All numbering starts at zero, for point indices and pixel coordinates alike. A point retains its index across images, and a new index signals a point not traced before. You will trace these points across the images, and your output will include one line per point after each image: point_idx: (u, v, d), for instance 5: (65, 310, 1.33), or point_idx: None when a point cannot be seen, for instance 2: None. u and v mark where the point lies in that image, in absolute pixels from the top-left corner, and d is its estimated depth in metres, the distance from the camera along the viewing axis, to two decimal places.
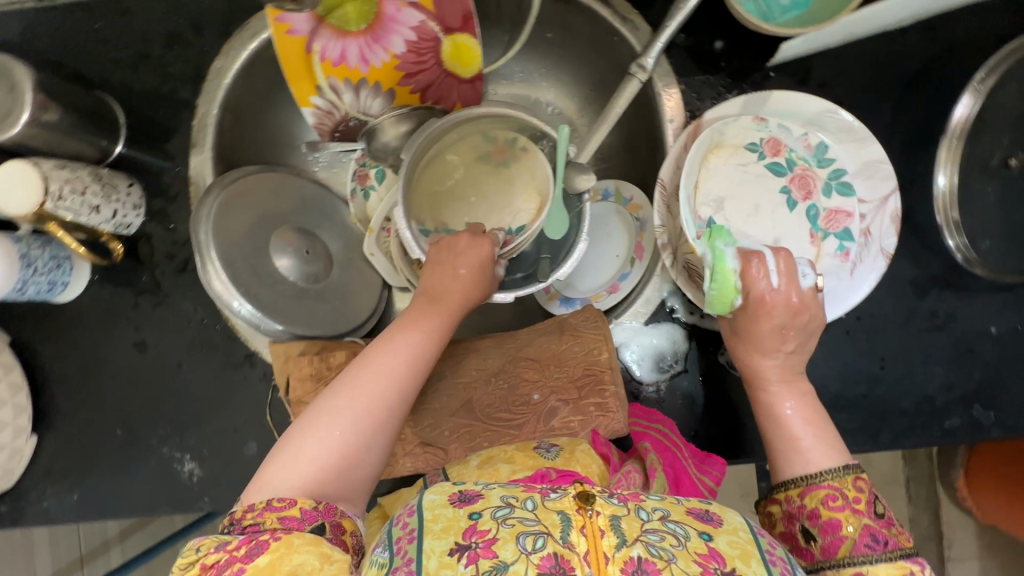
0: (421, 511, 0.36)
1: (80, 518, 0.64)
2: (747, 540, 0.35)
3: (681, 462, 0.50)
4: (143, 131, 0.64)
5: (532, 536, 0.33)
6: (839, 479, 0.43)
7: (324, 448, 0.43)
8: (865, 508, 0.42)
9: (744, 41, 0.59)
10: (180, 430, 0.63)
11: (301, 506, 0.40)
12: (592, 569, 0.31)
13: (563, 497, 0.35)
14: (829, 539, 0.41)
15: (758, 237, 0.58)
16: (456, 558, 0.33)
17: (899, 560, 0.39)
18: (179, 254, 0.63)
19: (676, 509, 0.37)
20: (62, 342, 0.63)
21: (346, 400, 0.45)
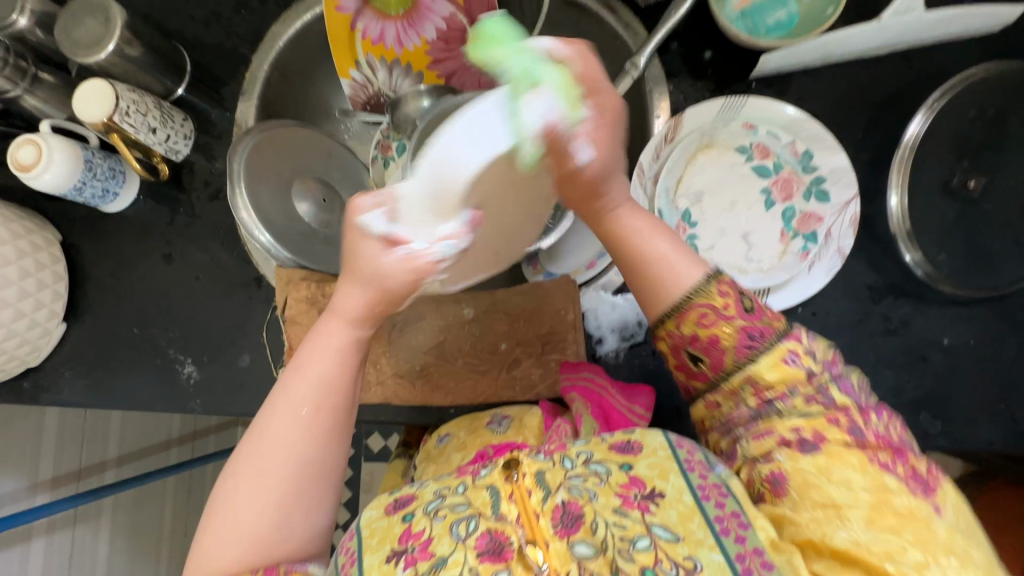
0: (359, 530, 0.41)
1: (88, 402, 0.71)
2: (665, 457, 0.41)
3: (608, 401, 0.55)
4: (202, 77, 0.74)
5: (465, 522, 0.39)
6: (704, 295, 0.46)
7: (242, 531, 0.43)
8: (735, 312, 0.45)
9: (730, 54, 0.66)
10: (187, 336, 0.70)
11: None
12: (526, 529, 0.38)
13: (491, 472, 0.42)
14: (715, 359, 0.45)
15: (730, 230, 0.63)
16: (393, 562, 0.38)
17: (777, 346, 0.44)
18: (214, 183, 0.72)
19: (600, 448, 0.43)
20: (103, 246, 0.73)
21: (246, 487, 0.44)
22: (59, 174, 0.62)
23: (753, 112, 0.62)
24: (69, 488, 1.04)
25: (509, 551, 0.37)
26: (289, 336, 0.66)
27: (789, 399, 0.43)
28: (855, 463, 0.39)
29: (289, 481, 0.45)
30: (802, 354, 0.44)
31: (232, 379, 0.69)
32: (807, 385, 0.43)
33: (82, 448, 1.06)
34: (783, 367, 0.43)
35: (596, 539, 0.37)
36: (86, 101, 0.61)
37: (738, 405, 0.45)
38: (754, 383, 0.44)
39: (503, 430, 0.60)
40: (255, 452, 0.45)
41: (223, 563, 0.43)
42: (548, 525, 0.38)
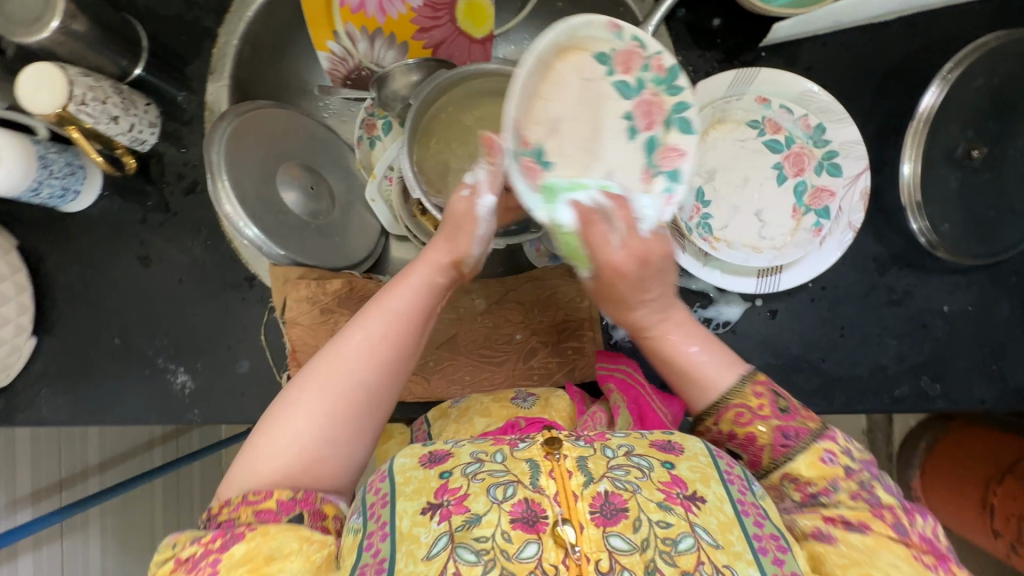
0: (393, 475, 0.40)
1: (71, 419, 0.66)
2: (706, 464, 0.41)
3: (644, 398, 0.55)
4: (163, 56, 0.66)
5: (502, 486, 0.37)
6: (739, 394, 0.46)
7: (298, 443, 0.43)
8: (770, 411, 0.45)
9: (739, 22, 0.63)
10: (175, 344, 0.65)
11: (275, 498, 0.40)
12: (562, 507, 0.36)
13: (531, 447, 0.39)
14: (752, 456, 0.44)
15: (743, 208, 0.62)
16: (428, 516, 0.37)
17: (813, 444, 0.43)
18: (188, 175, 0.66)
19: (641, 444, 0.41)
20: (68, 249, 0.66)
21: (314, 396, 0.44)
22: (10, 175, 0.55)
23: (763, 85, 0.61)
24: (51, 501, 0.98)
25: (544, 523, 0.35)
26: (290, 338, 0.63)
27: (834, 494, 0.41)
28: (901, 551, 0.38)
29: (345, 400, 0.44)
30: (838, 452, 0.43)
31: (231, 386, 0.65)
32: (849, 481, 0.42)
33: (61, 458, 1.00)
34: (820, 465, 0.43)
35: (636, 536, 0.35)
36: (32, 88, 0.53)
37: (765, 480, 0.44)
38: (792, 478, 0.43)
39: (529, 406, 0.56)
40: (326, 364, 0.45)
41: (272, 465, 0.42)
42: (586, 508, 0.35)
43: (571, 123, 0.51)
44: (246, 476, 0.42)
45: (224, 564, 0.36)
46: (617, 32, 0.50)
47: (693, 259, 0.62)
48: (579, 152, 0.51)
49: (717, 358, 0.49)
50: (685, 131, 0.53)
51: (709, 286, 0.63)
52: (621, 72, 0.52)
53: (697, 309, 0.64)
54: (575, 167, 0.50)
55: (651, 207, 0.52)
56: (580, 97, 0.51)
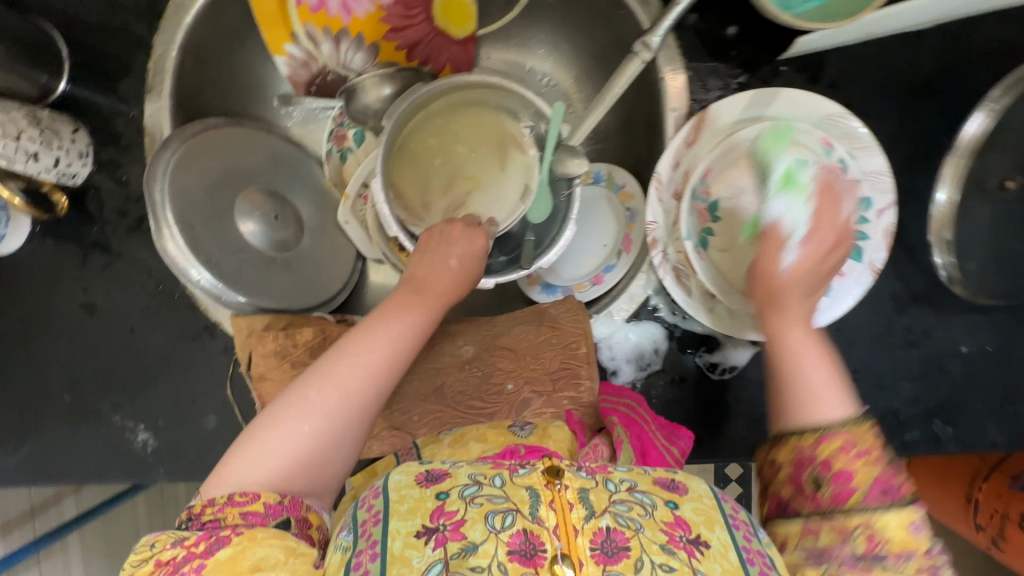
0: (387, 493, 0.39)
1: (23, 482, 0.60)
2: (711, 506, 0.39)
3: (647, 435, 0.51)
4: (92, 69, 0.57)
5: (501, 514, 0.36)
6: (853, 429, 0.40)
7: (298, 449, 0.43)
8: (877, 457, 0.39)
9: (758, 31, 0.55)
10: (132, 400, 0.59)
11: (263, 501, 0.40)
12: (562, 541, 0.35)
13: (531, 473, 0.39)
14: (840, 489, 0.38)
15: (755, 247, 0.55)
16: (423, 539, 0.36)
17: (906, 507, 0.38)
18: (132, 210, 0.58)
19: (644, 480, 0.40)
20: (1, 297, 0.58)
21: (319, 392, 0.44)
22: None
23: (780, 109, 0.54)
24: (24, 531, 0.94)
25: (541, 557, 0.34)
26: (259, 394, 0.57)
27: (857, 546, 0.37)
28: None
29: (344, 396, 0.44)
30: (897, 540, 0.37)
31: (198, 444, 0.60)
32: (923, 559, 0.37)
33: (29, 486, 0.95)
34: (907, 532, 0.37)
35: None
36: None
37: (843, 540, 0.38)
38: (872, 528, 0.38)
39: (526, 434, 0.52)
40: (330, 372, 0.45)
41: (270, 463, 0.42)
42: (586, 544, 0.35)
43: (753, 203, 0.54)
44: (242, 473, 0.41)
45: (208, 568, 0.35)
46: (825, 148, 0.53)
47: (696, 307, 0.56)
48: (754, 232, 0.55)
49: (827, 386, 0.42)
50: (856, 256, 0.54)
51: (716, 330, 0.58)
52: None
53: (703, 354, 0.59)
54: None
55: None
56: None
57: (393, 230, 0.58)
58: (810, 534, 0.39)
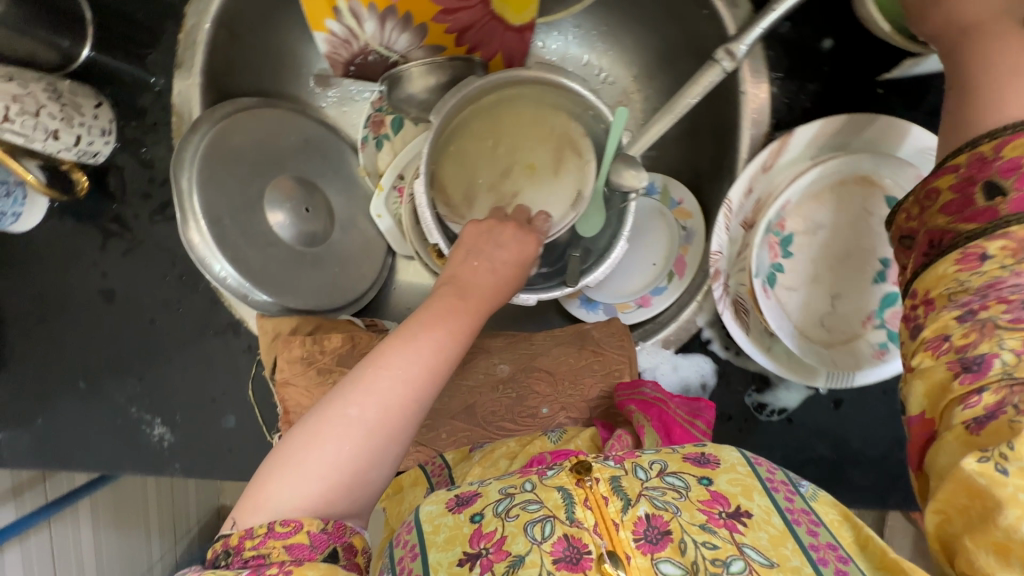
0: (420, 525, 0.36)
1: (35, 466, 0.59)
2: (746, 475, 0.37)
3: (669, 414, 0.48)
4: (117, 36, 0.52)
5: (540, 524, 0.34)
6: None
7: (339, 468, 0.36)
8: None
9: (857, 47, 0.49)
10: (149, 392, 0.57)
11: (308, 531, 0.34)
12: (606, 539, 0.33)
13: (560, 473, 0.37)
14: None
15: (823, 288, 0.50)
16: (467, 566, 0.33)
17: None
18: (155, 194, 0.54)
19: (674, 459, 0.38)
20: (16, 276, 0.55)
21: (360, 406, 0.37)
22: None
23: (867, 139, 0.49)
24: (36, 493, 0.93)
25: (588, 559, 0.32)
26: (282, 399, 0.54)
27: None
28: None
29: (386, 415, 0.37)
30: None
31: (216, 442, 0.57)
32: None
33: None
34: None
35: (685, 558, 0.32)
36: None
37: (1017, 269, 0.32)
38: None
39: (556, 440, 0.50)
40: (371, 382, 0.37)
41: (306, 488, 0.35)
42: (629, 536, 0.33)
43: (829, 238, 0.50)
44: (278, 499, 0.35)
45: None
46: None
47: (753, 344, 0.52)
48: (824, 269, 0.50)
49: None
50: None
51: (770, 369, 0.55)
52: None
53: (751, 394, 0.55)
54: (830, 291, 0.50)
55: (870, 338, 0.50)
56: (853, 227, 0.49)
57: (435, 240, 0.54)
58: (970, 263, 0.34)
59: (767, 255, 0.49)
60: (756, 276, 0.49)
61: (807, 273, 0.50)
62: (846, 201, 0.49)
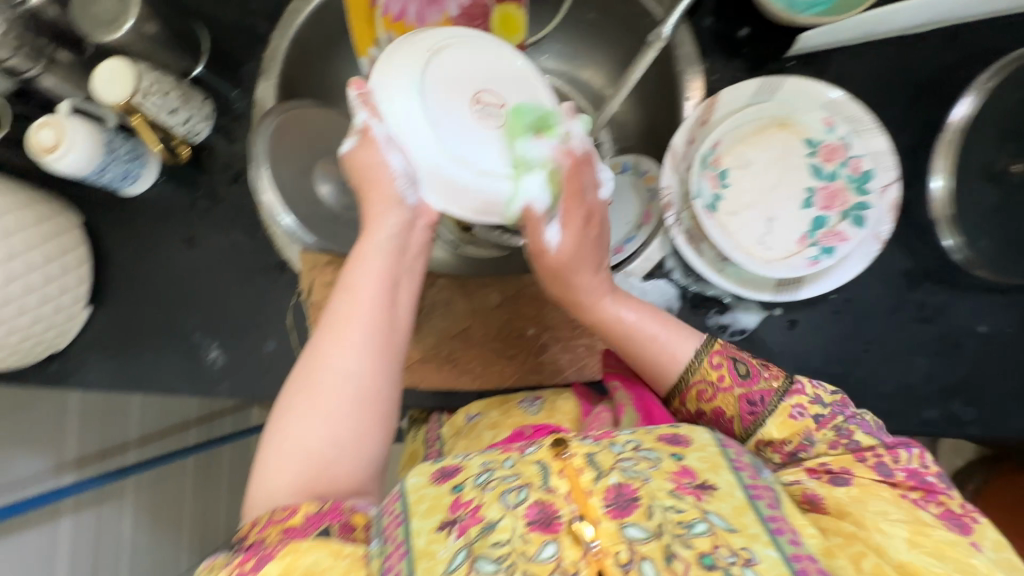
0: (406, 495, 0.40)
1: (114, 385, 0.71)
2: (716, 454, 0.40)
3: (649, 395, 0.54)
4: (220, 56, 0.72)
5: (515, 491, 0.37)
6: (701, 372, 0.52)
7: (301, 451, 0.47)
8: (730, 381, 0.51)
9: (767, 32, 0.63)
10: (212, 321, 0.70)
11: (301, 514, 0.44)
12: (577, 504, 0.36)
13: (540, 449, 0.40)
14: (726, 429, 0.52)
15: (758, 214, 0.60)
16: (445, 532, 0.37)
17: (783, 405, 0.50)
18: (235, 166, 0.71)
19: (648, 438, 0.41)
20: (125, 230, 0.72)
21: (302, 399, 0.49)
22: (81, 157, 0.61)
23: (787, 96, 0.60)
24: (93, 468, 1.05)
25: (559, 523, 0.35)
26: (314, 320, 0.66)
27: (808, 447, 0.48)
28: (887, 497, 0.42)
29: (335, 398, 0.49)
30: (807, 404, 0.49)
31: (258, 364, 0.69)
32: (824, 431, 0.48)
33: (105, 429, 1.08)
34: (790, 423, 0.49)
35: (650, 522, 0.35)
36: (106, 80, 0.60)
37: (836, 440, 0.47)
38: (768, 445, 0.50)
39: (535, 411, 0.60)
40: (308, 380, 0.49)
41: (283, 482, 0.47)
42: (599, 502, 0.36)
43: (759, 174, 0.61)
44: (261, 501, 0.47)
45: None
46: (829, 129, 0.59)
47: (707, 266, 0.61)
48: (758, 198, 0.61)
49: (678, 332, 0.55)
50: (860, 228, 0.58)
51: (726, 293, 0.62)
52: (821, 162, 0.60)
53: (713, 316, 0.63)
54: (765, 216, 0.60)
55: (805, 254, 0.59)
56: (778, 166, 0.61)
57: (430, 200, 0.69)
58: (745, 418, 0.50)
59: (709, 186, 0.61)
60: (699, 203, 0.60)
61: (744, 202, 0.61)
62: (769, 146, 0.61)
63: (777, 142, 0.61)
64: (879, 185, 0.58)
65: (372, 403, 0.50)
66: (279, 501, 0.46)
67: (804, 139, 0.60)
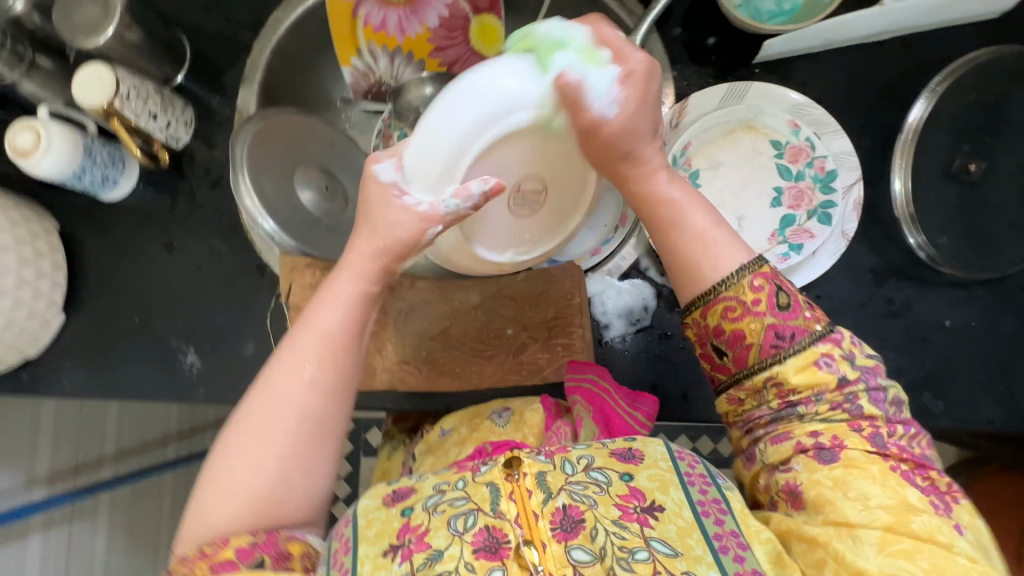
0: (356, 519, 0.40)
1: (87, 392, 0.70)
2: (666, 470, 0.40)
3: (610, 406, 0.54)
4: (201, 65, 0.73)
5: (463, 517, 0.37)
6: (736, 288, 0.45)
7: (243, 490, 0.44)
8: (764, 307, 0.44)
9: (733, 41, 0.66)
10: (189, 326, 0.70)
11: (234, 547, 0.41)
12: (524, 528, 0.36)
13: (492, 469, 0.39)
14: (739, 352, 0.45)
15: (729, 212, 0.62)
16: (391, 558, 0.37)
17: (809, 348, 0.43)
18: (215, 170, 0.72)
19: (602, 453, 0.41)
20: (102, 235, 0.72)
21: (249, 437, 0.45)
22: (58, 161, 0.61)
23: (754, 98, 0.62)
24: (65, 484, 1.03)
25: (506, 548, 0.36)
26: (293, 324, 0.66)
27: (813, 404, 0.43)
28: (875, 474, 0.40)
29: (288, 435, 0.46)
30: (837, 357, 0.43)
31: (236, 368, 0.68)
32: (837, 391, 0.43)
33: (79, 444, 1.05)
34: (813, 370, 0.43)
35: (594, 545, 0.36)
36: (86, 86, 0.60)
37: (841, 401, 0.42)
38: (778, 384, 0.44)
39: (503, 424, 0.57)
40: (258, 417, 0.46)
41: (221, 518, 0.43)
42: (547, 526, 0.36)
43: (730, 174, 0.63)
44: (196, 533, 0.44)
45: None
46: (795, 131, 0.61)
47: None
48: (730, 197, 0.62)
49: (731, 240, 0.47)
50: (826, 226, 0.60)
51: None
52: (787, 162, 0.62)
53: None
54: (736, 215, 0.62)
55: (775, 250, 0.61)
56: (748, 166, 0.63)
57: None
58: (779, 386, 0.43)
59: None
60: None
61: (715, 201, 0.62)
62: (738, 148, 0.63)
63: (745, 144, 0.63)
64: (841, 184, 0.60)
65: (328, 435, 0.47)
66: (216, 531, 0.43)
67: (770, 140, 0.63)
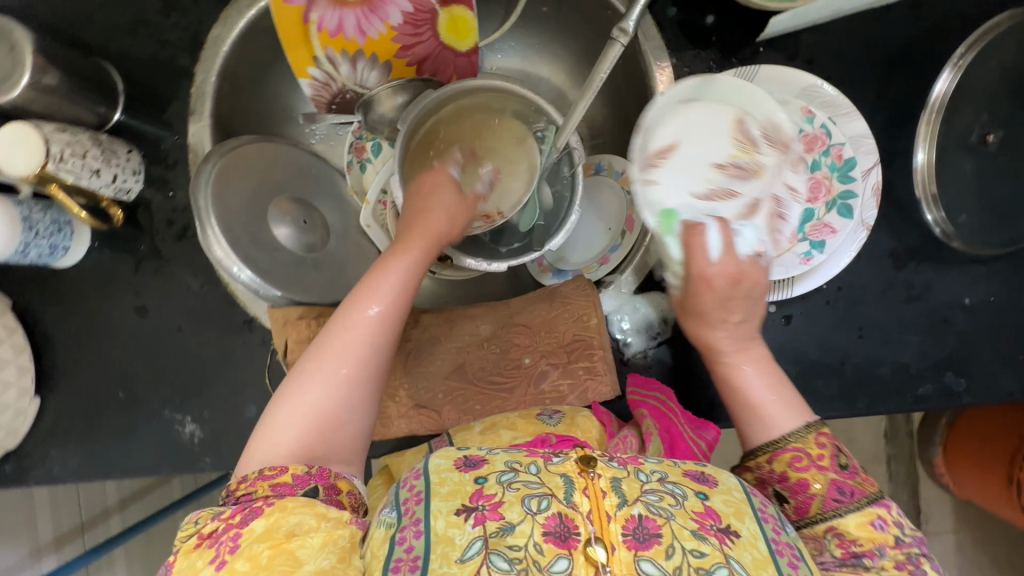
0: (428, 474, 0.39)
1: (81, 476, 0.65)
2: (741, 500, 0.38)
3: (675, 427, 0.52)
4: (139, 99, 0.64)
5: (537, 498, 0.35)
6: (802, 440, 0.44)
7: (312, 408, 0.42)
8: (829, 464, 0.43)
9: (733, 17, 0.60)
10: (180, 394, 0.64)
11: (292, 472, 0.39)
12: (596, 526, 0.34)
13: (567, 461, 0.38)
14: (801, 503, 0.42)
15: None
16: (463, 517, 0.35)
17: (867, 507, 0.41)
18: (177, 221, 0.64)
19: (675, 471, 0.39)
20: (63, 306, 0.65)
21: (325, 352, 0.44)
22: None
23: (762, 84, 0.58)
24: (74, 546, 0.99)
25: (575, 540, 0.34)
26: None
27: (878, 560, 0.39)
28: None
29: (362, 364, 0.45)
30: (890, 522, 0.41)
31: (239, 431, 0.64)
32: (898, 551, 0.39)
33: (78, 504, 1.00)
34: (870, 527, 0.40)
35: (668, 564, 0.33)
36: (7, 150, 0.51)
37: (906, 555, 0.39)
38: (838, 534, 0.41)
39: (554, 423, 0.55)
40: (333, 340, 0.45)
41: (284, 439, 0.41)
42: (618, 529, 0.34)
43: None
44: (259, 454, 0.41)
45: (245, 537, 0.36)
46: (808, 117, 0.57)
47: None
48: None
49: (786, 401, 0.46)
50: (846, 216, 0.57)
51: None
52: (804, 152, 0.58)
53: None
54: None
55: (795, 253, 0.58)
56: None
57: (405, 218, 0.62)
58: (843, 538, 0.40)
59: None
60: None
61: None
62: None
63: None
64: (859, 171, 0.57)
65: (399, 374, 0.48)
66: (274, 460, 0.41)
67: None
